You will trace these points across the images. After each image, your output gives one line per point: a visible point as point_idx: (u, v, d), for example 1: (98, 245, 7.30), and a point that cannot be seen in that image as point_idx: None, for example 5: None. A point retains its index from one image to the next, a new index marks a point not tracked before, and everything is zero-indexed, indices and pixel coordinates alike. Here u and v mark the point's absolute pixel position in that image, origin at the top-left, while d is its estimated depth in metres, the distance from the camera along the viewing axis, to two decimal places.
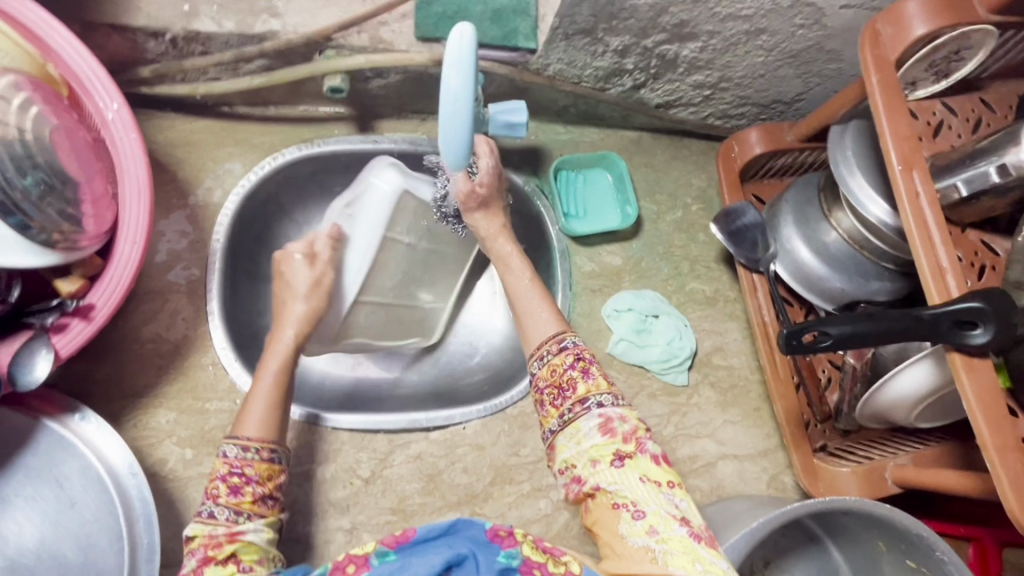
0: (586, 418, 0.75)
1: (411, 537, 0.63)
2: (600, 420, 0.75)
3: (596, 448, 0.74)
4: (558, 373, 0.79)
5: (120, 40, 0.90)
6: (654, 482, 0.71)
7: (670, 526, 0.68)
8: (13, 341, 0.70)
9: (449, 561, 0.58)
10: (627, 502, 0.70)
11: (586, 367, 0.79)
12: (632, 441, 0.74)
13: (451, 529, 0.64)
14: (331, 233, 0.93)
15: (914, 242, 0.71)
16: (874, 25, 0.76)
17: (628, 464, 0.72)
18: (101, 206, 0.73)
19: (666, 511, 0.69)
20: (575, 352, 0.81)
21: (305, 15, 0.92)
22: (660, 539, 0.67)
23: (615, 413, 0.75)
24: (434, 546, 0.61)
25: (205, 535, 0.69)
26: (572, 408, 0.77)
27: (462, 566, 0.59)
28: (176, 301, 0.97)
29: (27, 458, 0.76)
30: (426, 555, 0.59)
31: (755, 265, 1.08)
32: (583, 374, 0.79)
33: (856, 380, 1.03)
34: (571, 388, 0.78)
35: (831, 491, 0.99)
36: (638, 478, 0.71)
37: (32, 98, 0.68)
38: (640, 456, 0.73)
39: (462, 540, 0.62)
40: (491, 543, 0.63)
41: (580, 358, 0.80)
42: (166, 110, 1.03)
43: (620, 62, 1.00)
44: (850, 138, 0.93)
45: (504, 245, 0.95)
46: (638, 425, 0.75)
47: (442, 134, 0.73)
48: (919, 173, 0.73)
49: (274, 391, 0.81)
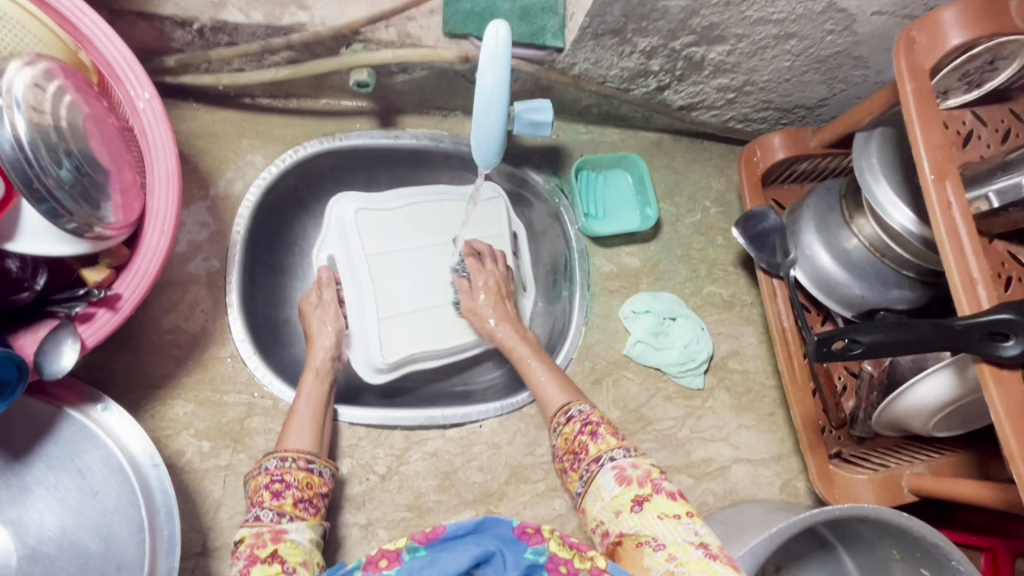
0: (603, 476, 0.80)
1: (441, 534, 0.63)
2: (615, 473, 0.79)
3: (617, 499, 0.77)
4: (571, 441, 0.87)
5: (147, 28, 0.89)
6: (672, 516, 0.73)
7: (688, 551, 0.69)
8: (38, 330, 0.71)
9: (477, 559, 0.60)
10: (649, 539, 0.72)
11: (593, 430, 0.85)
12: (647, 483, 0.77)
13: (478, 527, 0.64)
14: (328, 276, 1.03)
15: (945, 252, 0.71)
16: (909, 33, 0.76)
17: (646, 507, 0.75)
18: (129, 196, 0.72)
19: (684, 539, 0.70)
20: (583, 417, 0.87)
21: (334, 7, 0.91)
22: (679, 564, 0.68)
23: (626, 462, 0.80)
24: (463, 543, 0.62)
25: (251, 538, 0.72)
26: (589, 467, 0.83)
27: (491, 562, 0.62)
28: (195, 292, 0.97)
29: (50, 447, 0.76)
30: (454, 552, 0.60)
31: (775, 269, 1.08)
32: (591, 436, 0.85)
33: (872, 389, 1.03)
34: (583, 451, 0.85)
35: (847, 499, 0.98)
36: (656, 516, 0.74)
37: (64, 87, 0.66)
38: (656, 496, 0.76)
39: (490, 537, 0.63)
40: (518, 541, 0.63)
41: (588, 423, 0.86)
42: (188, 100, 1.02)
43: (647, 63, 1.00)
44: (875, 147, 0.93)
45: (505, 334, 1.02)
46: (651, 469, 0.79)
47: (476, 128, 0.74)
48: (951, 182, 0.73)
49: (312, 407, 0.90)
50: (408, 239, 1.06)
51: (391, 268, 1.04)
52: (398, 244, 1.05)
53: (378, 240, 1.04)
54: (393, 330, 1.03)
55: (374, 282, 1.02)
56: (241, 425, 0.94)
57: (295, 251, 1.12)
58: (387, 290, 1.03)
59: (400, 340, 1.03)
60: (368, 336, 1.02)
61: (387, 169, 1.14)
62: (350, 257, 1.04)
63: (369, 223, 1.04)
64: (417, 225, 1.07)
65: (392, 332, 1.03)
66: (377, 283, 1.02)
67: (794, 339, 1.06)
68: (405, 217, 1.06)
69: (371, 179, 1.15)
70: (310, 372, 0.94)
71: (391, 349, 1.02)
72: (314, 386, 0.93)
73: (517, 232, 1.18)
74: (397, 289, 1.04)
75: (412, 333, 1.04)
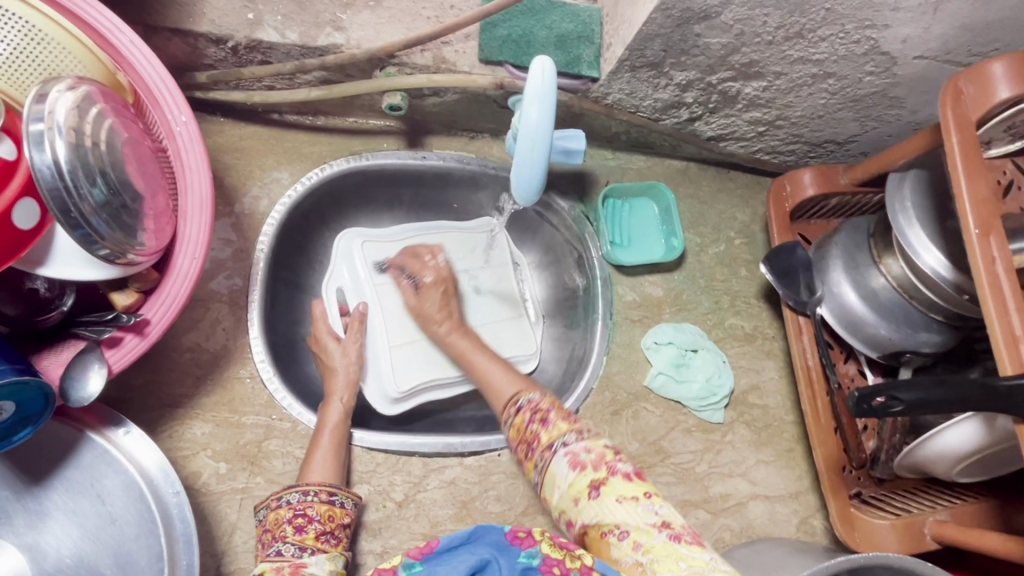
0: (556, 463, 0.76)
1: (434, 547, 0.53)
2: (568, 459, 0.76)
3: (573, 486, 0.74)
4: (523, 431, 0.83)
5: (181, 44, 0.87)
6: (631, 499, 0.70)
7: (652, 536, 0.66)
8: (64, 352, 0.70)
9: (473, 569, 0.51)
10: (612, 527, 0.68)
11: (544, 416, 0.82)
12: (602, 467, 0.73)
13: (470, 537, 0.55)
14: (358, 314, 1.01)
15: (987, 308, 0.70)
16: (955, 83, 0.75)
17: (604, 491, 0.71)
18: (162, 221, 0.71)
19: (646, 523, 0.67)
20: (532, 407, 0.84)
21: (369, 29, 0.91)
22: (646, 552, 0.65)
23: (579, 447, 0.76)
24: (458, 554, 0.52)
25: (271, 572, 0.70)
26: (542, 456, 0.79)
27: (485, 573, 0.51)
28: (217, 311, 0.95)
29: (71, 471, 0.75)
30: (449, 564, 0.51)
31: (801, 307, 1.06)
32: (543, 423, 0.81)
33: (894, 431, 1.01)
34: (536, 440, 0.81)
35: (868, 543, 0.97)
36: (615, 501, 0.70)
37: (105, 110, 0.65)
38: (612, 479, 0.72)
39: (481, 545, 0.53)
40: (509, 546, 0.54)
41: (538, 411, 0.83)
42: (217, 115, 1.01)
43: (681, 95, 0.99)
44: (908, 188, 0.92)
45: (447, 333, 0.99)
46: (604, 450, 0.75)
47: (516, 167, 0.74)
48: (995, 238, 0.72)
49: (334, 440, 0.90)
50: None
51: (399, 297, 1.06)
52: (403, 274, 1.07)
53: (385, 271, 1.06)
54: (404, 358, 1.04)
55: (383, 312, 1.04)
56: (258, 447, 0.93)
57: (316, 267, 1.11)
58: (396, 318, 1.05)
59: (412, 368, 1.04)
60: (380, 366, 1.02)
61: (410, 187, 1.13)
62: (357, 288, 1.05)
63: (374, 254, 1.06)
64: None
65: (404, 360, 1.04)
66: (385, 312, 1.04)
67: (818, 378, 1.04)
68: (409, 248, 1.09)
69: (394, 197, 1.14)
70: (334, 403, 0.94)
71: (403, 377, 1.02)
72: (337, 415, 0.92)
73: (519, 264, 1.18)
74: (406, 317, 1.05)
75: (423, 361, 1.05)
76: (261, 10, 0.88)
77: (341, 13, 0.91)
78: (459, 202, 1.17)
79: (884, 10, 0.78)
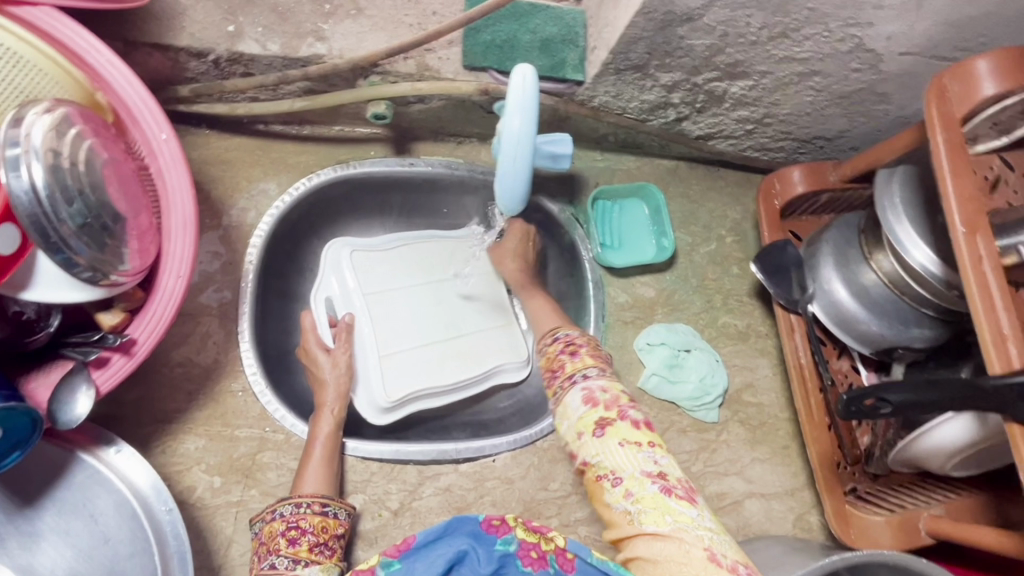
0: (572, 394, 0.79)
1: (412, 544, 0.57)
2: (583, 394, 0.78)
3: (581, 420, 0.77)
4: (553, 359, 0.86)
5: (161, 59, 0.87)
6: (634, 444, 0.73)
7: (644, 486, 0.70)
8: (52, 373, 0.69)
9: (450, 562, 0.55)
10: (607, 472, 0.73)
11: (575, 350, 0.85)
12: (613, 408, 0.76)
13: (446, 529, 0.59)
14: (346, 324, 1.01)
15: (975, 305, 0.70)
16: (940, 80, 0.75)
17: (608, 432, 0.74)
18: (146, 240, 0.71)
19: (641, 471, 0.71)
20: (566, 341, 0.88)
21: (352, 38, 0.90)
22: (635, 501, 0.70)
23: (596, 386, 0.79)
24: (435, 548, 0.56)
25: None
26: (561, 385, 0.82)
27: (463, 563, 0.57)
28: (207, 324, 0.95)
29: (61, 491, 0.75)
30: (428, 559, 0.55)
31: (793, 305, 1.07)
32: (572, 356, 0.85)
33: (888, 427, 1.03)
34: (560, 368, 0.84)
35: (862, 539, 0.98)
36: (618, 444, 0.73)
37: (84, 131, 0.65)
38: (620, 422, 0.75)
39: (459, 536, 0.58)
40: (486, 535, 0.59)
41: (570, 344, 0.87)
42: (202, 127, 1.01)
43: (667, 96, 0.98)
44: (897, 185, 0.91)
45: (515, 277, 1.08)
46: (619, 394, 0.78)
47: (501, 177, 0.73)
48: (983, 237, 0.71)
49: (325, 451, 0.90)
50: (402, 278, 1.09)
51: (388, 307, 1.06)
52: (392, 283, 1.08)
53: (374, 281, 1.06)
54: (395, 367, 1.03)
55: (373, 322, 1.04)
56: (252, 460, 0.93)
57: (306, 277, 1.11)
58: (385, 328, 1.05)
59: (402, 376, 1.03)
60: (370, 378, 1.01)
61: (400, 193, 1.12)
62: (346, 299, 1.05)
63: (362, 264, 1.06)
64: (410, 265, 1.10)
65: (395, 369, 1.03)
66: (375, 322, 1.04)
67: (811, 375, 1.05)
68: (399, 257, 1.09)
69: (383, 203, 1.13)
70: (325, 415, 0.94)
71: (394, 387, 1.02)
72: (328, 428, 0.92)
73: None
74: (396, 327, 1.06)
75: (414, 370, 1.05)
76: (241, 22, 0.87)
77: (322, 23, 0.90)
78: (449, 208, 1.17)
79: (867, 8, 0.78)
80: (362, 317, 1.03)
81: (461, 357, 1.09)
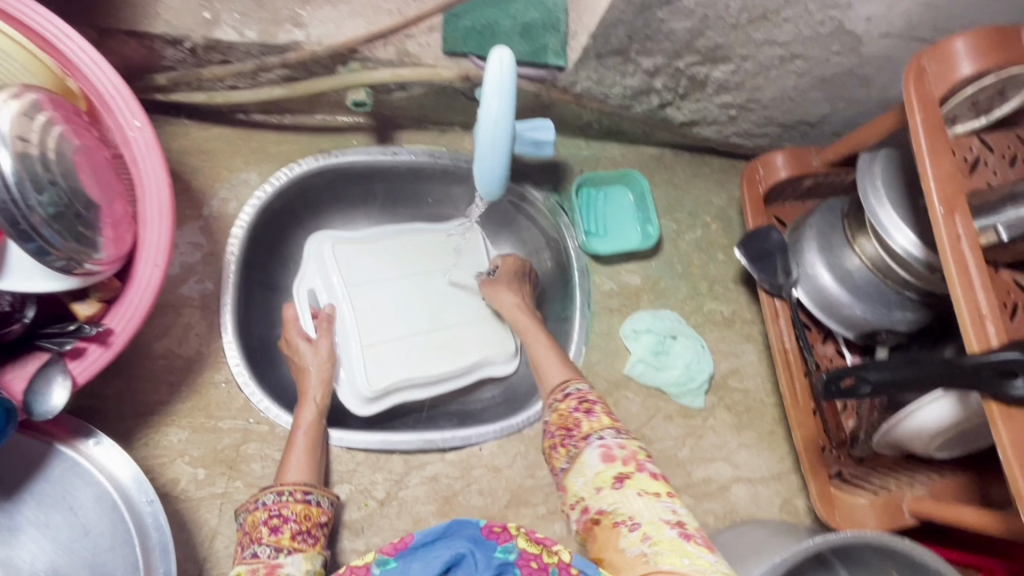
0: (590, 452, 0.78)
1: (410, 543, 0.56)
2: (601, 450, 0.78)
3: (599, 475, 0.76)
4: (565, 417, 0.84)
5: (136, 46, 0.86)
6: (652, 494, 0.72)
7: (662, 531, 0.67)
8: (28, 365, 0.68)
9: (448, 564, 0.53)
10: (625, 518, 0.69)
11: (589, 407, 0.84)
12: (631, 462, 0.76)
13: (445, 532, 0.57)
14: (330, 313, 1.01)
15: (953, 283, 0.71)
16: (918, 62, 0.75)
17: (628, 484, 0.73)
18: (121, 229, 0.70)
19: (660, 519, 0.68)
20: (579, 397, 0.86)
21: (330, 24, 0.89)
22: (652, 543, 0.65)
23: (614, 442, 0.78)
24: (433, 548, 0.55)
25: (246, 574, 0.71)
26: (578, 444, 0.80)
27: (461, 567, 0.53)
28: (189, 316, 0.94)
29: (40, 483, 0.74)
30: (424, 560, 0.53)
31: (777, 290, 1.07)
32: (586, 413, 0.84)
33: (873, 409, 1.04)
34: (576, 427, 0.82)
35: (849, 522, 0.99)
36: (636, 493, 0.72)
37: (54, 118, 0.65)
38: (638, 474, 0.75)
39: (459, 539, 0.55)
40: (487, 540, 0.56)
41: (584, 401, 0.85)
42: (180, 117, 0.99)
43: (650, 81, 0.98)
44: (879, 168, 0.91)
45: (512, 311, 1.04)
46: (637, 450, 0.78)
47: (479, 163, 0.73)
48: (960, 216, 0.72)
49: (308, 439, 0.89)
50: (386, 268, 1.08)
51: (372, 297, 1.06)
52: (376, 273, 1.07)
53: (357, 271, 1.06)
54: (379, 357, 1.03)
55: (357, 312, 1.03)
56: (237, 451, 0.92)
57: (290, 268, 1.10)
58: (369, 318, 1.04)
59: (387, 366, 1.03)
60: (355, 368, 1.01)
61: (383, 183, 1.12)
62: (330, 289, 1.05)
63: (346, 254, 1.06)
64: (395, 254, 1.09)
65: (379, 359, 1.03)
66: (358, 312, 1.04)
67: (796, 360, 1.05)
68: (383, 247, 1.09)
69: (367, 193, 1.13)
70: (308, 404, 0.93)
71: (378, 377, 1.02)
72: (311, 417, 0.92)
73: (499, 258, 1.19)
74: (380, 317, 1.05)
75: (399, 359, 1.05)
76: (217, 8, 0.86)
77: (300, 9, 0.89)
78: (434, 198, 1.17)
79: None
80: (346, 308, 1.03)
81: (446, 347, 1.09)
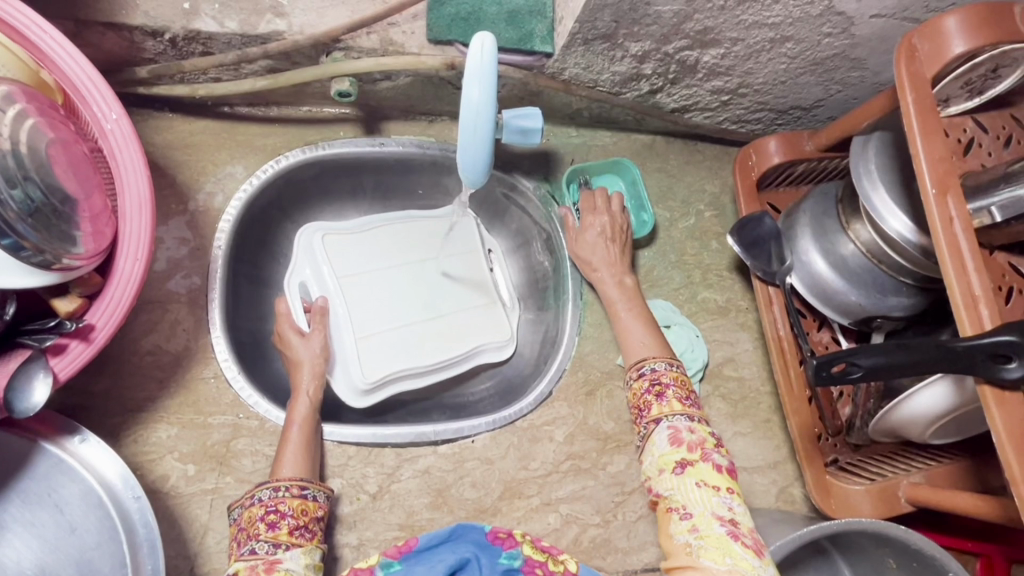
0: (658, 435, 0.81)
1: (414, 547, 0.64)
2: (670, 434, 0.80)
3: (663, 457, 0.79)
4: (637, 398, 0.87)
5: (116, 38, 0.84)
6: (710, 487, 0.75)
7: (711, 525, 0.71)
8: (9, 362, 0.65)
9: (454, 567, 0.61)
10: (678, 506, 0.75)
11: (661, 391, 0.85)
12: (697, 450, 0.78)
13: (450, 536, 0.65)
14: (320, 307, 1.00)
15: (947, 268, 0.69)
16: (909, 40, 0.73)
17: (688, 471, 0.77)
18: (99, 223, 0.70)
19: (712, 513, 0.73)
20: (652, 377, 0.87)
21: (312, 14, 0.88)
22: (699, 537, 0.71)
23: (684, 426, 0.80)
24: (439, 552, 0.63)
25: (246, 571, 0.71)
26: (647, 427, 0.83)
27: (466, 570, 0.62)
28: (176, 311, 0.94)
29: (25, 482, 0.74)
30: (429, 564, 0.61)
31: (771, 278, 1.05)
32: (659, 397, 0.85)
33: (868, 396, 1.01)
34: (646, 410, 0.85)
35: (844, 510, 0.97)
36: (695, 484, 0.75)
37: (27, 110, 0.65)
38: (701, 463, 0.77)
39: (465, 544, 0.64)
40: (492, 546, 0.65)
41: (656, 383, 0.86)
42: (164, 111, 0.98)
43: (639, 67, 0.97)
44: (872, 152, 0.90)
45: (602, 275, 1.04)
46: (706, 438, 0.79)
47: (463, 148, 0.71)
48: (953, 198, 0.70)
49: (303, 435, 0.88)
50: (377, 259, 1.07)
51: (363, 289, 1.05)
52: (367, 265, 1.06)
53: (348, 263, 1.05)
54: (371, 348, 1.02)
55: (348, 304, 1.02)
56: (226, 447, 0.92)
57: (279, 262, 1.09)
58: (361, 310, 1.03)
59: (379, 358, 1.02)
60: (348, 361, 1.00)
61: (371, 175, 1.11)
62: (320, 282, 1.04)
63: (336, 246, 1.04)
64: (385, 247, 1.08)
65: (371, 350, 1.02)
66: (349, 304, 1.03)
67: (790, 348, 1.04)
68: (374, 239, 1.08)
69: (355, 185, 1.12)
70: (301, 397, 0.92)
71: (371, 369, 1.01)
72: (305, 410, 0.91)
73: (491, 249, 1.19)
74: (371, 308, 1.04)
75: (391, 351, 1.04)
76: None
77: None
78: (424, 188, 1.16)
79: None
80: (336, 301, 1.02)
81: (440, 338, 1.08)
